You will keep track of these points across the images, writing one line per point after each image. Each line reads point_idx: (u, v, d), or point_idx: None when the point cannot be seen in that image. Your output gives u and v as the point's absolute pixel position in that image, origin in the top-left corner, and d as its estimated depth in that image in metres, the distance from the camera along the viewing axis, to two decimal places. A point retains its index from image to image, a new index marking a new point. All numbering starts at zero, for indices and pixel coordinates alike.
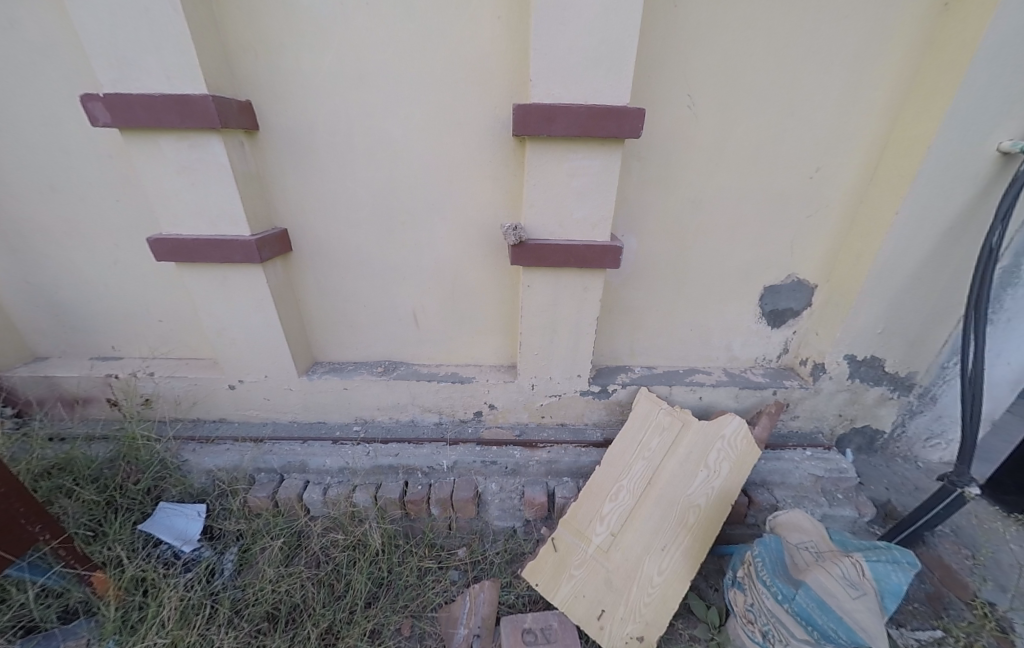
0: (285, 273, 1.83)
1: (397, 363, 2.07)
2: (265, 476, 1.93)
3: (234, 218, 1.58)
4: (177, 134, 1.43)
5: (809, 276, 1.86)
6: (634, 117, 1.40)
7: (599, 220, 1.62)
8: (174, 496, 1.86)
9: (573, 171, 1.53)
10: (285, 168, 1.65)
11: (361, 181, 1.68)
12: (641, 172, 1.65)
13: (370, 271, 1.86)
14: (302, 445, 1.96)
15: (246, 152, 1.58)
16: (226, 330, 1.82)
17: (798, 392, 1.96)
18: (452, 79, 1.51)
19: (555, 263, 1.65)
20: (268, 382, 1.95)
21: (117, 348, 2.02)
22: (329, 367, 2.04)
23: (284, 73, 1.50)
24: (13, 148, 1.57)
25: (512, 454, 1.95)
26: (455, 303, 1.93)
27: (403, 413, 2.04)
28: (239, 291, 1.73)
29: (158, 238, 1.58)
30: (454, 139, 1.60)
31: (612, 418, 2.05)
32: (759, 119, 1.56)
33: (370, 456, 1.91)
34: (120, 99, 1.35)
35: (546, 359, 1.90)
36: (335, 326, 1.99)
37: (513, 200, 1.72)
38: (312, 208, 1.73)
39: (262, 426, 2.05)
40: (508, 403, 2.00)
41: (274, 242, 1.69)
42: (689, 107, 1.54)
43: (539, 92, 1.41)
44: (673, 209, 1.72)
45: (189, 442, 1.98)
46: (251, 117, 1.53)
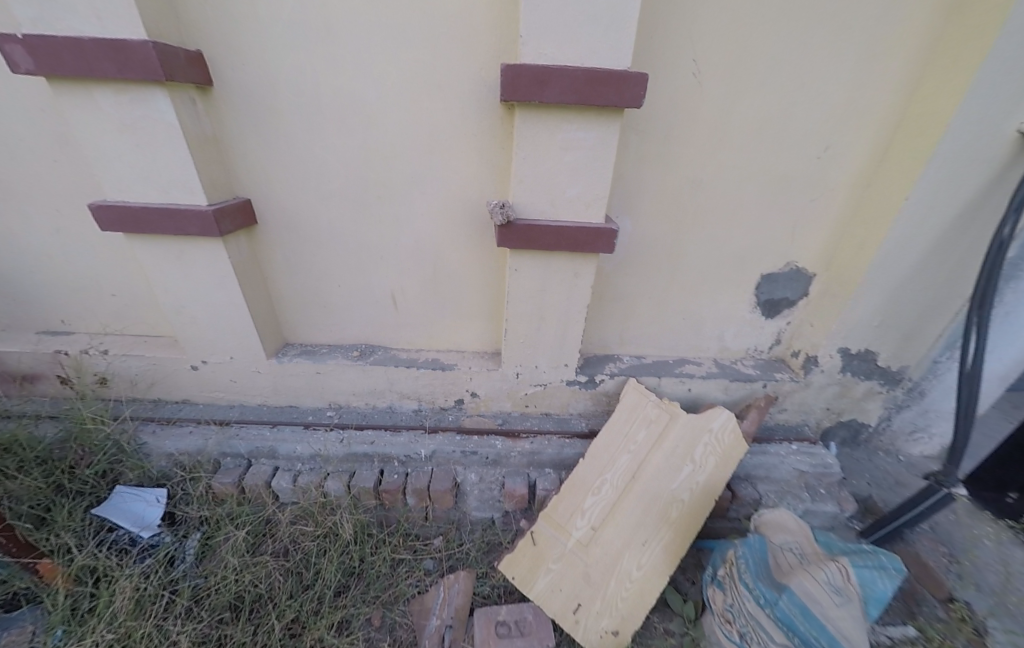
0: (250, 248, 1.69)
1: (374, 347, 1.95)
2: (231, 461, 1.84)
3: (186, 185, 1.42)
4: (115, 86, 1.26)
5: (810, 264, 1.76)
6: (635, 84, 1.26)
7: (592, 200, 1.50)
8: (131, 480, 1.76)
9: (565, 144, 1.39)
10: (244, 130, 1.48)
11: (330, 146, 1.51)
12: (639, 148, 1.52)
13: (344, 247, 1.72)
14: (271, 431, 1.86)
15: (199, 110, 1.40)
16: (185, 308, 1.68)
17: (788, 385, 1.89)
18: (433, 33, 1.34)
19: (544, 246, 1.54)
20: (234, 364, 1.83)
21: (67, 323, 1.86)
22: (301, 349, 1.91)
23: (240, 19, 1.32)
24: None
25: (493, 444, 1.86)
26: (436, 284, 1.81)
27: (380, 399, 1.93)
28: (197, 266, 1.58)
29: (101, 204, 1.42)
30: (435, 103, 1.45)
31: (598, 409, 1.97)
32: (769, 92, 1.42)
33: (343, 444, 1.82)
34: (44, 42, 1.17)
35: (531, 347, 1.80)
36: (307, 306, 1.86)
37: (500, 175, 1.58)
38: (278, 176, 1.57)
39: (228, 409, 1.94)
40: (491, 391, 1.91)
41: (235, 213, 1.53)
42: (693, 77, 1.40)
43: (530, 52, 1.25)
44: (670, 190, 1.60)
45: (149, 424, 1.86)
46: (203, 70, 1.36)
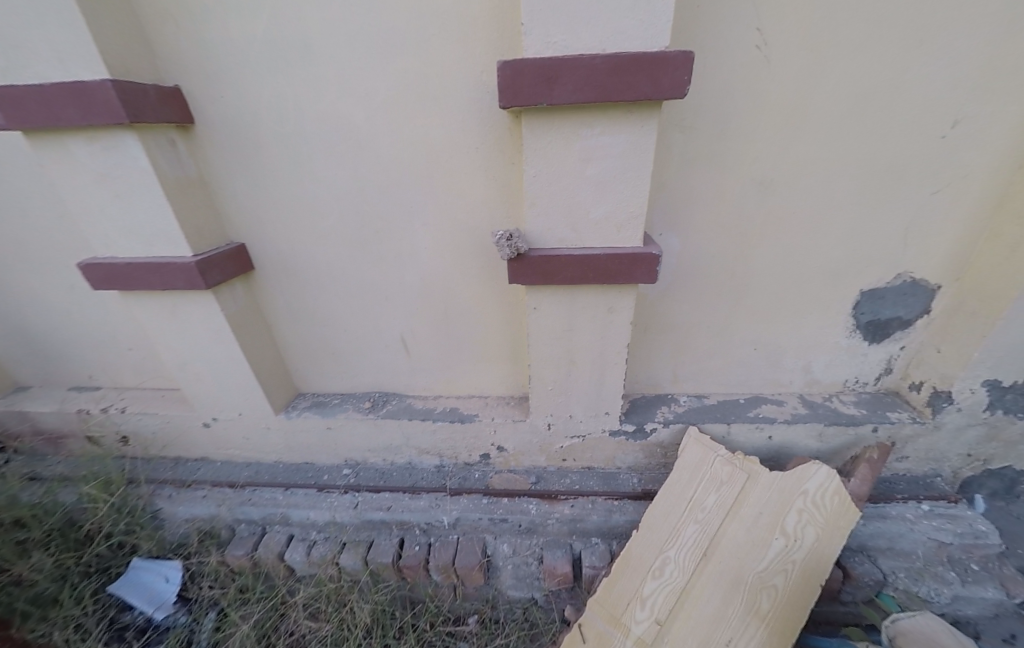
0: (249, 296, 1.55)
1: (389, 396, 1.75)
2: (246, 527, 1.67)
3: (170, 236, 1.30)
4: (86, 133, 1.15)
5: (929, 273, 1.34)
6: (675, 65, 0.95)
7: (626, 220, 1.20)
8: (148, 551, 1.64)
9: (587, 154, 1.11)
10: (231, 170, 1.35)
11: (323, 180, 1.34)
12: (686, 146, 1.21)
13: (345, 290, 1.54)
14: (284, 495, 1.66)
15: (180, 152, 1.28)
16: (188, 364, 1.57)
17: (909, 428, 1.45)
18: (423, 37, 1.12)
19: (568, 279, 1.26)
20: (243, 421, 1.69)
21: (93, 378, 1.82)
22: (313, 400, 1.75)
23: (214, 48, 1.18)
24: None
25: (526, 508, 1.56)
26: (450, 325, 1.58)
27: (398, 456, 1.72)
28: (194, 321, 1.46)
29: (89, 263, 1.33)
30: (431, 121, 1.23)
31: (652, 461, 1.62)
32: (867, 56, 1.07)
33: (355, 510, 1.61)
34: (13, 93, 1.09)
35: (564, 394, 1.51)
36: (315, 355, 1.69)
37: (513, 196, 1.32)
38: (270, 219, 1.42)
39: (241, 468, 1.76)
40: (520, 445, 1.64)
41: (225, 262, 1.39)
42: (755, 49, 1.08)
43: (535, 44, 0.99)
44: (730, 195, 1.27)
45: (165, 487, 1.71)
46: (181, 106, 1.24)
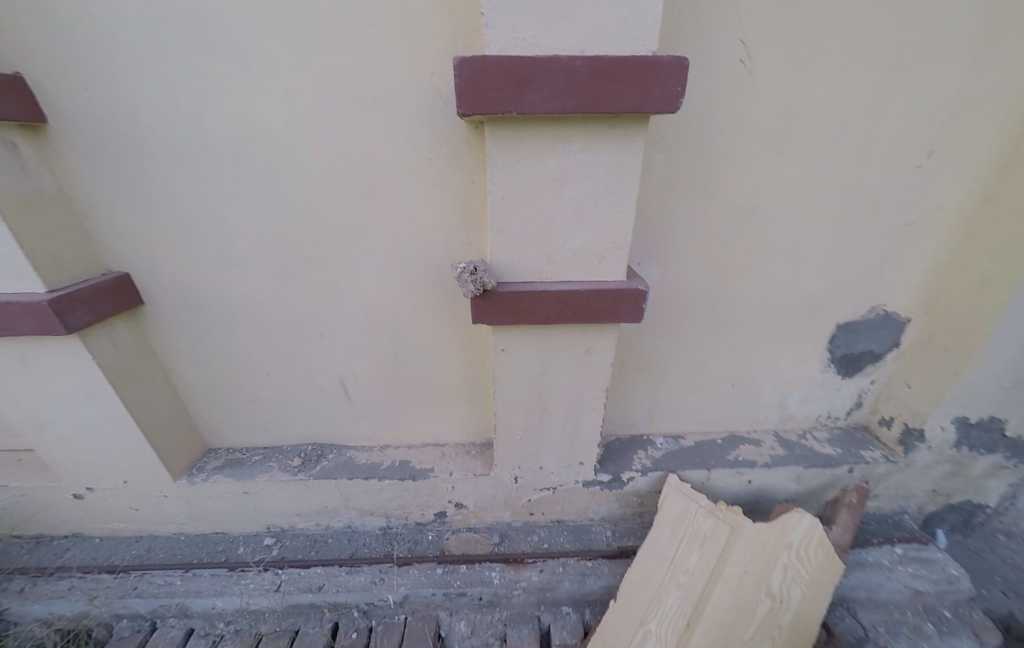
0: (138, 336, 1.23)
1: (325, 448, 1.47)
2: (128, 625, 1.31)
3: (11, 268, 0.98)
4: None
5: (901, 307, 1.30)
6: (668, 74, 0.80)
7: (607, 252, 1.05)
8: None
9: (563, 174, 0.95)
10: (104, 182, 1.04)
11: (234, 197, 1.08)
12: (666, 169, 1.08)
13: (268, 328, 1.26)
14: (183, 578, 1.32)
15: (26, 158, 0.96)
16: (48, 426, 1.21)
17: (883, 467, 1.40)
18: (358, 26, 0.91)
19: (542, 318, 1.08)
20: (130, 490, 1.34)
21: None
22: (227, 458, 1.43)
23: (67, 21, 0.88)
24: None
25: (488, 578, 1.33)
26: (401, 366, 1.34)
27: (335, 519, 1.44)
28: (53, 371, 1.12)
29: None
30: (369, 128, 1.01)
31: (627, 511, 1.48)
32: (849, 77, 0.99)
33: (276, 592, 1.30)
34: None
35: (533, 444, 1.33)
36: (230, 404, 1.39)
37: (475, 220, 1.13)
38: (163, 243, 1.13)
39: (129, 545, 1.41)
40: (482, 501, 1.43)
41: (98, 300, 1.08)
42: (740, 65, 0.96)
43: (498, 39, 0.80)
44: (713, 222, 1.15)
45: (15, 578, 1.32)
46: (25, 101, 0.92)
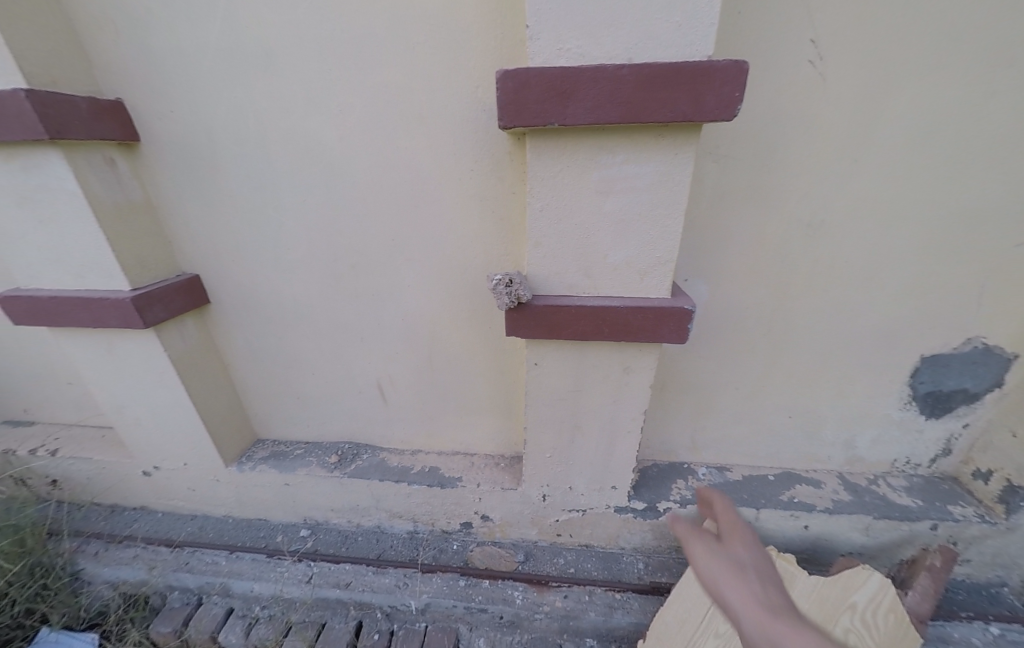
0: (203, 332, 1.35)
1: (360, 448, 1.52)
2: (178, 597, 1.42)
3: (104, 269, 1.11)
4: (3, 150, 0.99)
5: (1007, 340, 1.11)
6: (723, 80, 0.74)
7: (651, 268, 0.99)
8: (58, 622, 1.36)
9: (605, 187, 0.91)
10: (182, 193, 1.16)
11: (288, 208, 1.15)
12: (719, 179, 1.00)
13: (315, 330, 1.33)
14: (228, 559, 1.42)
15: (121, 173, 1.10)
16: (127, 408, 1.36)
17: (977, 527, 1.19)
18: (406, 44, 0.93)
19: (578, 334, 1.04)
20: (189, 471, 1.46)
21: (29, 413, 1.64)
22: (273, 449, 1.52)
23: (158, 51, 1.00)
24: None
25: (510, 596, 1.31)
26: (435, 373, 1.36)
27: (365, 518, 1.48)
28: (133, 360, 1.26)
29: (11, 296, 1.16)
30: (414, 143, 1.03)
31: (661, 544, 1.38)
32: (944, 77, 0.86)
33: (308, 583, 1.36)
34: None
35: (563, 463, 1.28)
36: (279, 399, 1.48)
37: (514, 232, 1.12)
38: (228, 249, 1.23)
39: (186, 522, 1.54)
40: (508, 515, 1.40)
41: (172, 298, 1.19)
42: (809, 66, 0.88)
43: (543, 50, 0.78)
44: (772, 236, 1.05)
45: (93, 542, 1.50)
46: (122, 121, 1.05)
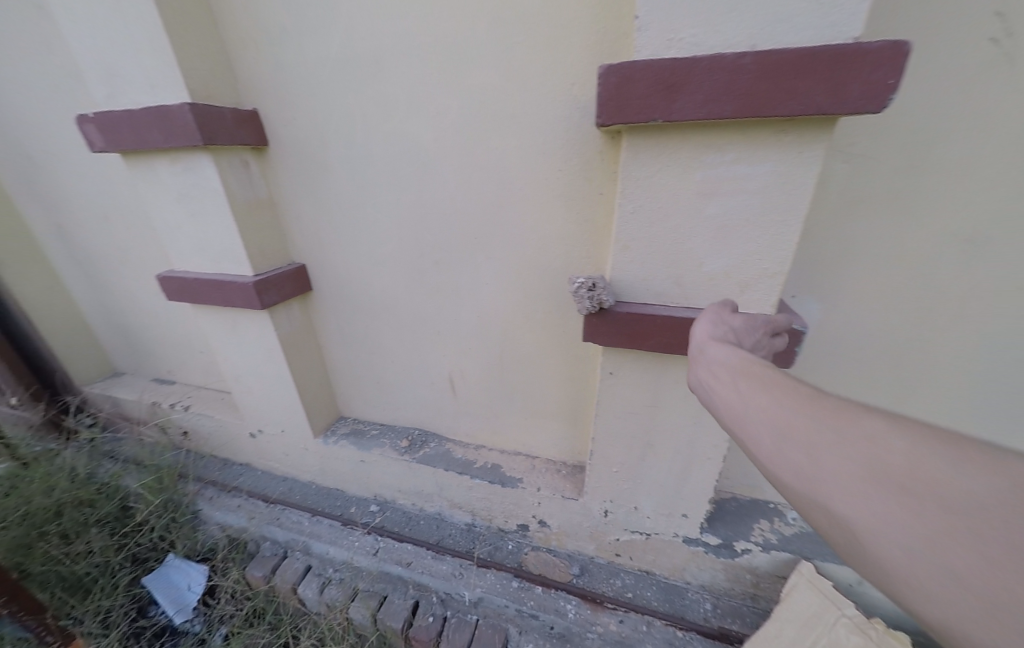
0: (305, 316, 1.51)
1: (428, 436, 1.59)
2: (269, 547, 1.62)
3: (234, 256, 1.29)
4: (169, 154, 1.19)
5: None
6: (875, 64, 0.63)
7: (752, 282, 0.89)
8: (182, 551, 1.64)
9: (708, 190, 0.83)
10: (297, 191, 1.30)
11: (383, 206, 1.23)
12: (850, 181, 0.87)
13: (397, 321, 1.41)
14: (310, 521, 1.58)
15: (253, 173, 1.26)
16: (242, 377, 1.58)
17: None
18: (503, 46, 0.94)
19: (662, 345, 0.97)
20: (285, 437, 1.65)
21: (171, 373, 1.99)
22: (353, 427, 1.66)
23: (288, 64, 1.12)
24: (83, 173, 1.60)
25: (563, 608, 1.27)
26: (504, 373, 1.37)
27: (428, 503, 1.55)
28: (249, 336, 1.45)
29: (167, 276, 1.40)
30: (503, 144, 1.04)
31: (734, 587, 1.24)
32: None
33: (373, 555, 1.46)
34: (109, 120, 1.17)
35: (630, 480, 1.21)
36: (361, 382, 1.60)
37: (597, 237, 1.08)
38: (330, 242, 1.35)
39: (279, 481, 1.75)
40: (566, 525, 1.36)
41: (283, 283, 1.35)
42: (991, 46, 0.71)
43: (651, 41, 0.74)
44: (915, 251, 0.88)
45: (209, 488, 1.77)
46: (257, 129, 1.21)
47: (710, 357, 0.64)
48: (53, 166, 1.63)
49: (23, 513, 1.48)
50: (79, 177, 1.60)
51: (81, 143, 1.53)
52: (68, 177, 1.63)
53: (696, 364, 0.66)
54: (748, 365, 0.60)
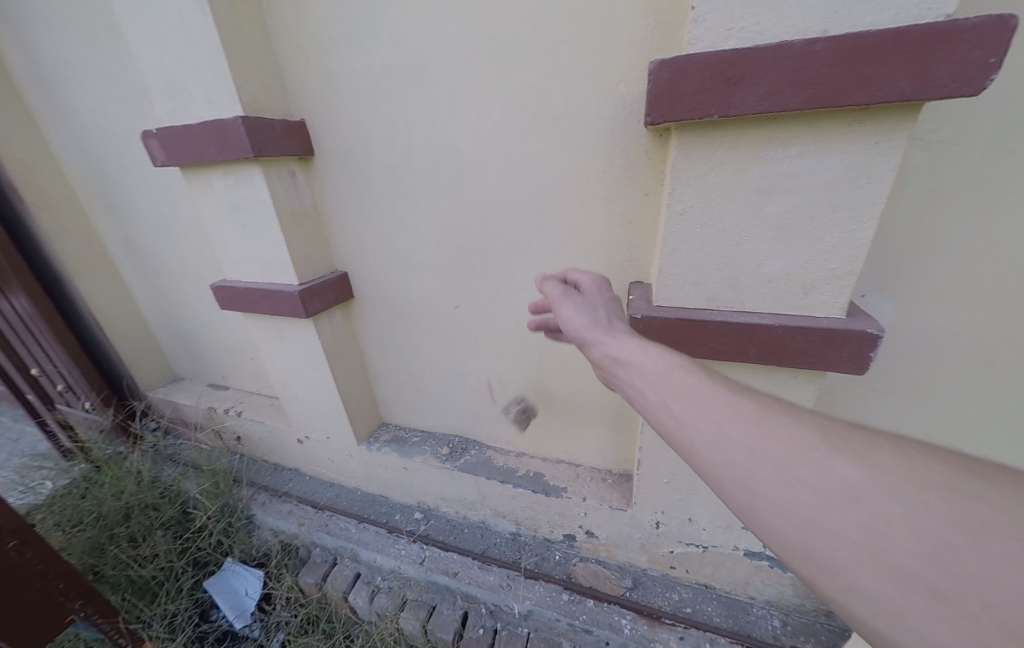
0: (347, 324, 1.54)
1: (469, 443, 1.58)
2: (320, 553, 1.65)
3: (282, 266, 1.33)
4: (223, 168, 1.24)
5: None
6: (971, 41, 0.57)
7: (819, 283, 0.82)
8: (239, 555, 1.70)
9: (770, 185, 0.78)
10: (341, 202, 1.33)
11: (423, 212, 1.23)
12: (927, 172, 0.80)
13: (437, 327, 1.41)
14: (357, 528, 1.60)
15: (299, 184, 1.30)
16: (289, 384, 1.62)
17: None
18: (550, 45, 0.92)
19: (717, 353, 0.92)
20: (330, 444, 1.68)
21: (225, 378, 2.07)
22: (395, 434, 1.67)
23: (334, 76, 1.15)
24: (147, 189, 1.70)
25: (617, 624, 1.23)
26: (546, 378, 1.34)
27: (472, 512, 1.53)
28: (295, 344, 1.49)
29: (220, 285, 1.46)
30: (547, 144, 1.02)
31: (806, 603, 1.17)
32: None
33: (421, 565, 1.46)
34: (171, 135, 1.23)
35: (684, 491, 1.16)
36: (402, 388, 1.62)
37: (645, 237, 1.04)
38: (371, 251, 1.37)
39: (326, 488, 1.79)
40: (615, 536, 1.31)
41: (327, 292, 1.37)
42: None
43: (708, 33, 0.70)
44: (1007, 242, 0.80)
45: (261, 493, 1.82)
46: (303, 140, 1.24)
47: (632, 365, 0.70)
48: (122, 184, 1.74)
49: (97, 514, 1.62)
50: (145, 194, 1.71)
51: (146, 160, 1.63)
52: (135, 194, 1.74)
53: (618, 373, 0.72)
54: (668, 370, 0.67)
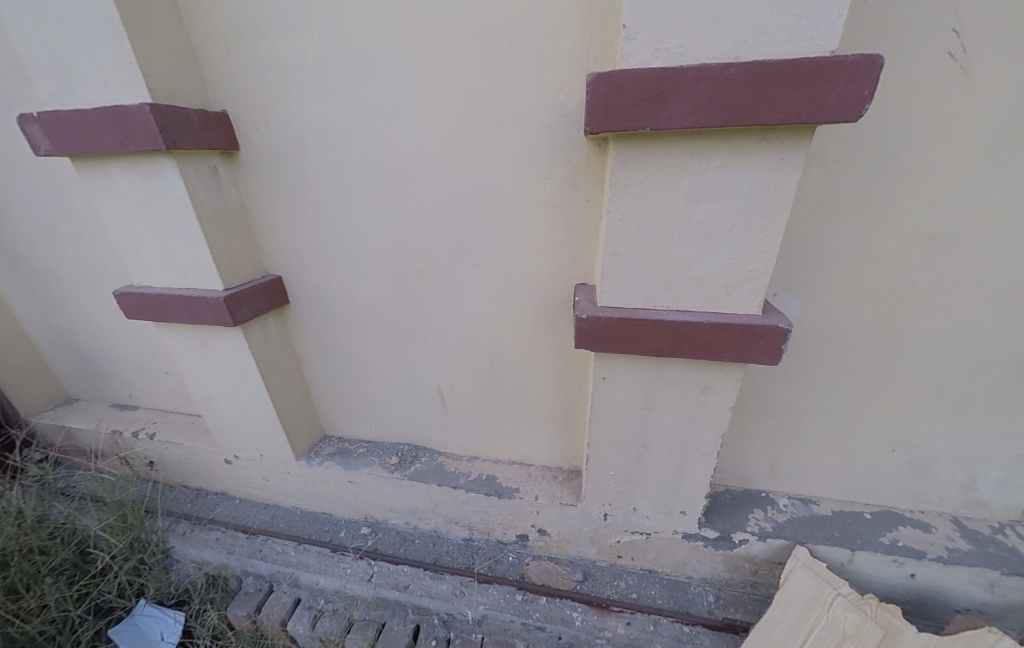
0: (281, 331, 1.43)
1: (418, 451, 1.54)
2: (253, 582, 1.52)
3: (203, 269, 1.20)
4: (128, 159, 1.10)
5: None
6: (849, 75, 0.66)
7: (739, 282, 0.91)
8: (154, 597, 1.51)
9: (695, 194, 0.85)
10: (271, 200, 1.23)
11: (364, 213, 1.18)
12: (824, 186, 0.92)
13: (382, 332, 1.36)
14: (296, 551, 1.49)
15: (222, 180, 1.19)
16: (214, 399, 1.47)
17: None
18: (492, 51, 0.93)
19: (654, 349, 0.98)
20: (264, 463, 1.55)
21: (133, 397, 1.83)
22: (338, 447, 1.58)
23: (262, 66, 1.07)
24: (28, 181, 1.46)
25: (569, 617, 1.26)
26: (495, 381, 1.34)
27: (423, 521, 1.49)
28: (221, 355, 1.35)
29: (126, 292, 1.29)
30: (492, 148, 1.02)
31: (735, 577, 1.27)
32: None
33: (368, 582, 1.39)
34: (57, 120, 1.06)
35: (628, 482, 1.22)
36: (344, 398, 1.53)
37: (587, 240, 1.08)
38: (308, 253, 1.29)
39: (259, 510, 1.65)
40: (567, 531, 1.35)
41: (257, 297, 1.27)
42: (949, 60, 0.78)
43: (638, 51, 0.75)
44: (883, 247, 0.94)
45: (181, 523, 1.64)
46: (226, 132, 1.14)
47: None
48: None
49: None
50: (25, 187, 1.47)
51: (23, 147, 1.40)
52: (12, 187, 1.48)
53: None
54: None
